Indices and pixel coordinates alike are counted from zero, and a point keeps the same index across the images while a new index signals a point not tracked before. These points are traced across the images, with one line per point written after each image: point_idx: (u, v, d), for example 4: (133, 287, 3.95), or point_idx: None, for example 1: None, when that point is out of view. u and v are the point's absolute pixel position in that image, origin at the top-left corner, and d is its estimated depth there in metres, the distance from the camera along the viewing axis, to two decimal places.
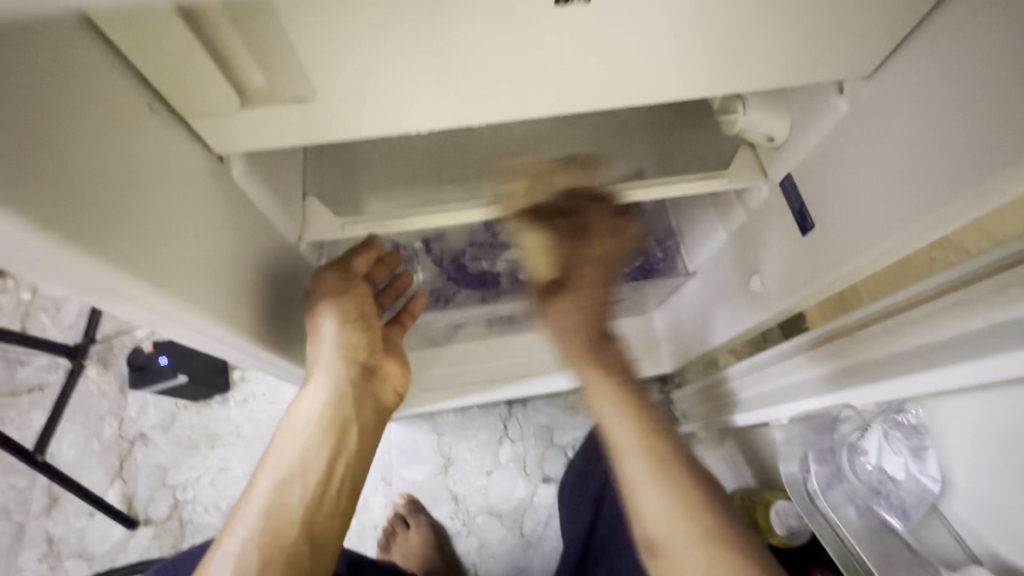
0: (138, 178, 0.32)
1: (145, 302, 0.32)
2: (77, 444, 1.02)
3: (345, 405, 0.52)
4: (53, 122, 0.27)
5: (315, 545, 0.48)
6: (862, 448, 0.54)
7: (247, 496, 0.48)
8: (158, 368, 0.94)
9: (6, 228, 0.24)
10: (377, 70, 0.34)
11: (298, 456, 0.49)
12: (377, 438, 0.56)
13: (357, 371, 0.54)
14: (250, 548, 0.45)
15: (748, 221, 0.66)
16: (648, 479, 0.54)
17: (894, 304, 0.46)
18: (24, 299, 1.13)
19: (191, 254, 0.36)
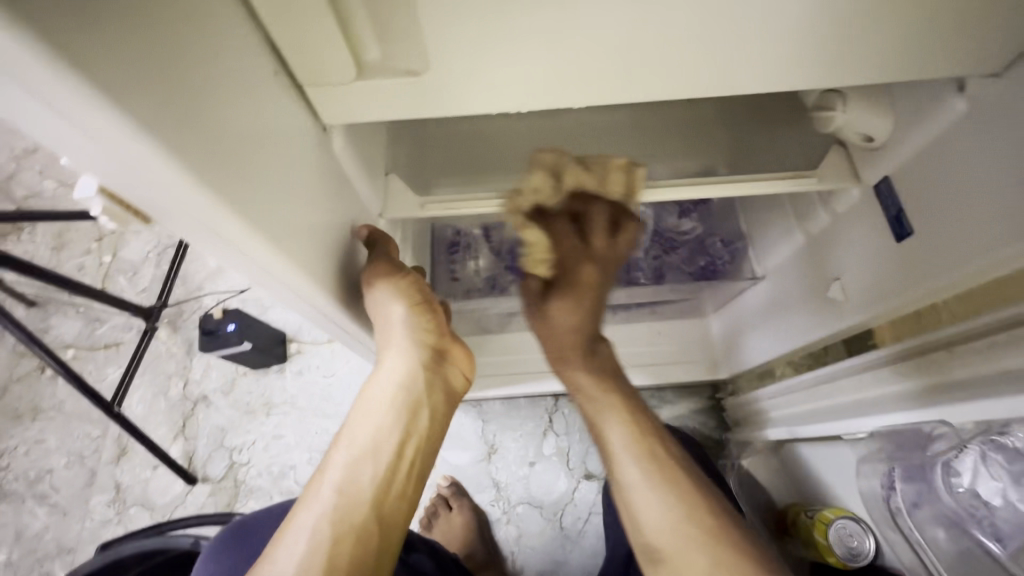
0: (261, 140, 0.34)
1: (246, 251, 0.33)
2: (146, 401, 1.08)
3: (416, 389, 0.51)
4: (198, 78, 0.28)
5: (384, 531, 0.47)
6: (954, 468, 0.46)
7: (321, 473, 0.48)
8: (226, 335, 0.97)
9: (156, 171, 0.26)
10: (489, 44, 0.34)
11: (370, 438, 0.49)
12: (447, 426, 0.54)
13: (428, 354, 0.53)
14: (323, 525, 0.45)
15: (832, 225, 0.63)
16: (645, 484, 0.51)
17: (978, 325, 0.43)
18: (105, 261, 1.21)
19: (296, 217, 0.38)
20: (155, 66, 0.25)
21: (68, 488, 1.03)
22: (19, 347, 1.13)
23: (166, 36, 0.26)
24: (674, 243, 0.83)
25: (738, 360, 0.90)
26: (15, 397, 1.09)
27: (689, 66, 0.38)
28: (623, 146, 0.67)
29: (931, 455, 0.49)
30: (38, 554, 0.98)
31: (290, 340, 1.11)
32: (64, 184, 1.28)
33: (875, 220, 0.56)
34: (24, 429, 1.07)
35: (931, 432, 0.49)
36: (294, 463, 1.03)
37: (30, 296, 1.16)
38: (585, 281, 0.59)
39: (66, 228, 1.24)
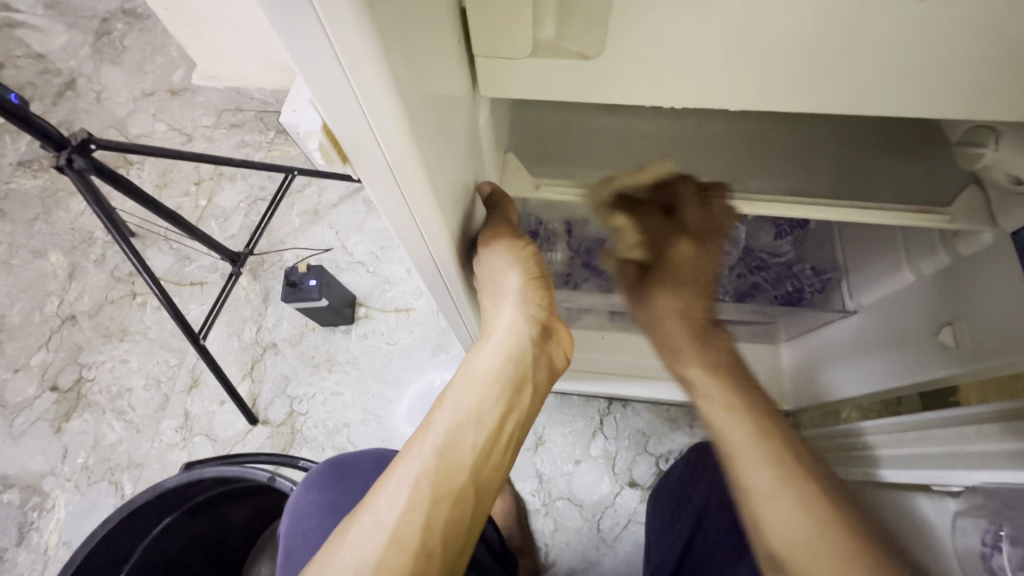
0: (448, 103, 0.35)
1: (413, 207, 0.35)
2: (221, 339, 1.15)
3: (519, 367, 0.58)
4: (430, 42, 0.30)
5: (477, 494, 0.55)
6: None
7: (424, 432, 0.56)
8: (307, 288, 1.01)
9: (385, 124, 0.27)
10: (664, 37, 0.35)
11: (473, 406, 0.56)
12: (542, 400, 0.62)
13: (534, 335, 0.60)
14: (425, 480, 0.52)
15: (951, 266, 0.61)
16: (779, 490, 0.51)
17: None
18: (201, 205, 1.29)
19: (454, 182, 0.40)
20: (407, 28, 0.26)
21: (144, 408, 1.10)
22: (117, 272, 1.22)
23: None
24: (763, 263, 0.84)
25: (803, 392, 0.89)
26: (108, 318, 1.18)
27: (848, 78, 0.38)
28: (737, 156, 0.65)
29: None
30: (110, 464, 1.06)
31: (359, 304, 1.15)
32: (173, 129, 1.37)
33: (1002, 269, 0.53)
34: (112, 347, 1.16)
35: None
36: (349, 421, 1.07)
37: (133, 227, 1.25)
38: (681, 265, 0.63)
39: (170, 169, 1.33)
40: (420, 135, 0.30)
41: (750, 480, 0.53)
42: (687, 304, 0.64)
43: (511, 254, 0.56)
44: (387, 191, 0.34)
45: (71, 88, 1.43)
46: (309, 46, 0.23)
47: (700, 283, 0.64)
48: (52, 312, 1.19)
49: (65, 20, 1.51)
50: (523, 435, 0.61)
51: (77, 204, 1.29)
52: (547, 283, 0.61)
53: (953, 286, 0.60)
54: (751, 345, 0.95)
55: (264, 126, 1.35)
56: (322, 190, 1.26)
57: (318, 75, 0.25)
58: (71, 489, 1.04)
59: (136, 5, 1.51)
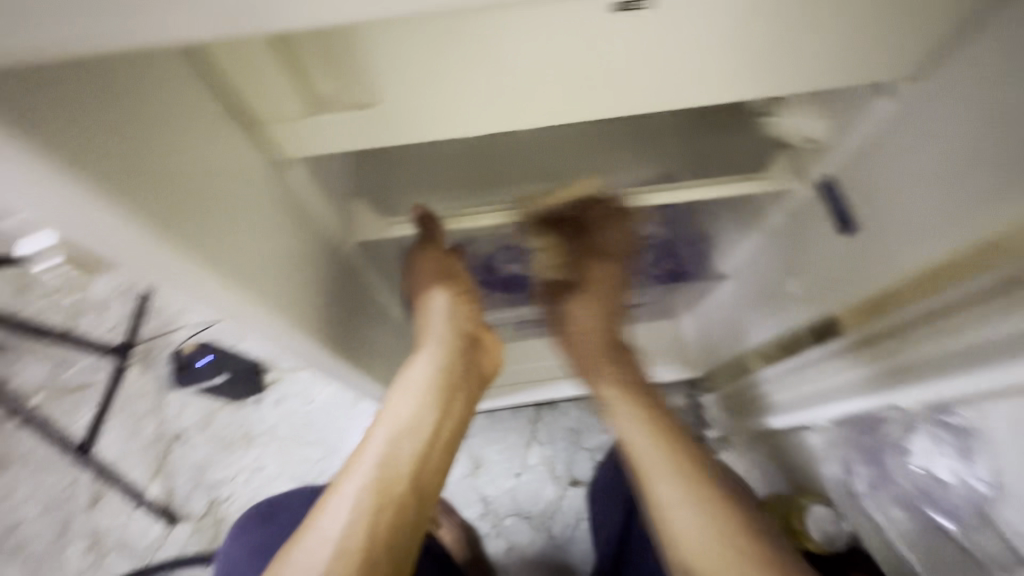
0: (221, 177, 0.36)
1: (204, 295, 0.33)
2: (120, 442, 1.06)
3: (452, 374, 0.62)
4: (168, 126, 0.31)
5: (418, 500, 0.57)
6: (919, 450, 0.52)
7: (366, 445, 0.58)
8: (199, 368, 0.95)
9: (119, 230, 0.26)
10: (436, 76, 0.36)
11: (410, 416, 0.58)
12: (473, 406, 0.66)
13: (461, 342, 0.64)
14: (366, 492, 0.54)
15: (786, 222, 0.66)
16: (684, 497, 0.55)
17: (946, 300, 0.45)
18: (71, 302, 1.18)
19: (261, 259, 0.39)
20: (112, 125, 0.26)
21: (42, 538, 0.99)
22: None
23: (125, 92, 0.28)
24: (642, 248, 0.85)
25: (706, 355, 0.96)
26: None
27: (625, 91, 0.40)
28: (584, 155, 0.68)
29: (895, 439, 0.54)
30: None
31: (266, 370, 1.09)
32: None
33: (821, 219, 0.59)
34: None
35: (890, 417, 0.56)
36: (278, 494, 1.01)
37: None
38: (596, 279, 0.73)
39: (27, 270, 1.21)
40: (170, 225, 0.29)
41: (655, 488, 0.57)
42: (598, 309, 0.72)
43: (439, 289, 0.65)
44: (165, 285, 0.31)
45: None
46: None
47: (611, 298, 0.73)
48: None
49: None
50: (460, 439, 0.64)
51: None
52: (469, 297, 0.67)
53: (791, 236, 0.66)
54: (653, 324, 1.00)
55: None
56: None
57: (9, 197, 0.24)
58: None
59: None
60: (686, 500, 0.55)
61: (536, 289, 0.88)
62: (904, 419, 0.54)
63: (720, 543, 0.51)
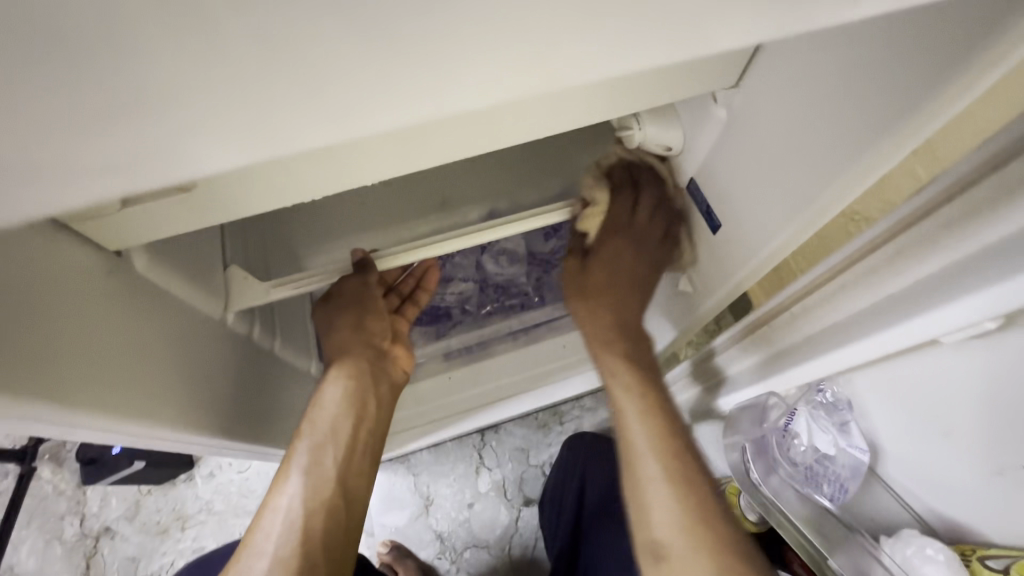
0: (48, 296, 0.34)
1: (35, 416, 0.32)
2: (39, 550, 0.97)
3: (363, 383, 0.63)
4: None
5: (347, 499, 0.60)
6: (795, 431, 0.58)
7: (290, 460, 0.58)
8: (113, 458, 0.89)
9: None
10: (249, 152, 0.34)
11: (327, 426, 0.59)
12: (391, 408, 0.67)
13: (369, 355, 0.65)
14: (297, 499, 0.56)
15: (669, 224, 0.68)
16: (663, 477, 0.55)
17: (812, 281, 0.47)
18: None
19: (108, 361, 0.37)
20: None
21: None
22: None
23: None
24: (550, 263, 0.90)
25: None
26: None
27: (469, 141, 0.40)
28: (469, 190, 0.70)
29: (771, 425, 0.60)
30: None
31: None
32: None
33: (695, 218, 0.62)
34: None
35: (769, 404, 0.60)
36: None
37: None
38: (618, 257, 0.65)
39: None
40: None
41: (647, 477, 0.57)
42: (600, 312, 0.65)
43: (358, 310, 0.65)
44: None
45: None
46: None
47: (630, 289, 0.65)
48: None
49: None
50: (381, 438, 0.65)
51: None
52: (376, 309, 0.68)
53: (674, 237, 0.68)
54: None
55: None
56: None
57: None
58: None
59: None
60: (669, 498, 0.54)
61: (455, 316, 0.94)
62: (778, 404, 0.59)
63: (689, 534, 0.52)
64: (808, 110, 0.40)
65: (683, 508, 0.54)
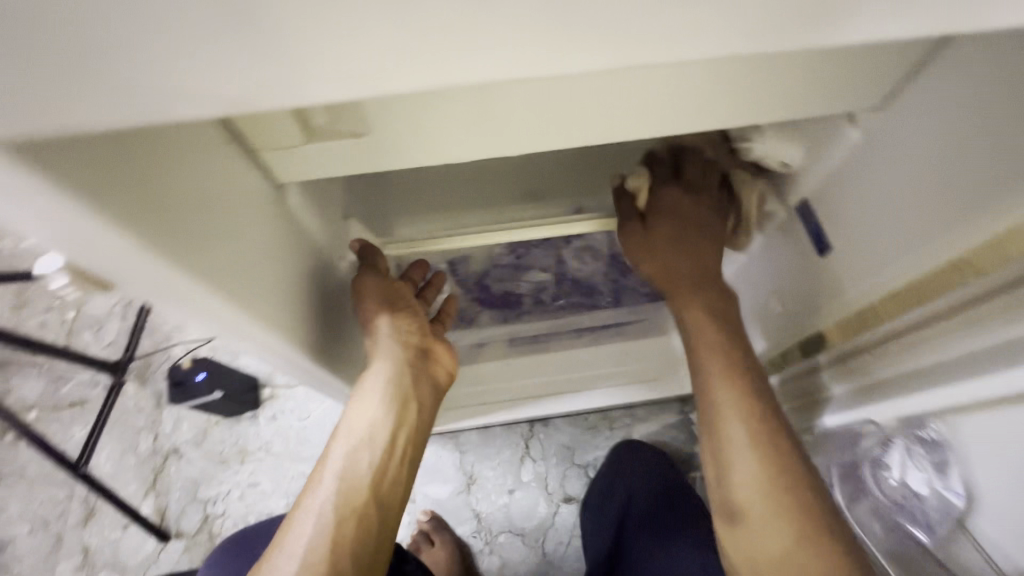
0: (226, 209, 0.38)
1: (208, 308, 0.35)
2: (116, 457, 1.06)
3: (403, 386, 0.56)
4: (183, 182, 0.33)
5: (382, 508, 0.53)
6: (887, 463, 0.58)
7: (324, 462, 0.53)
8: (195, 384, 0.96)
9: (135, 262, 0.29)
10: (419, 108, 0.38)
11: (366, 427, 0.53)
12: (433, 413, 0.60)
13: (412, 354, 0.58)
14: (328, 507, 0.49)
15: (767, 242, 0.67)
16: (751, 453, 0.53)
17: (932, 311, 0.46)
18: (69, 318, 1.19)
19: (258, 276, 0.41)
20: (134, 178, 0.29)
21: (34, 556, 1.00)
22: None
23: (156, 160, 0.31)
24: (629, 266, 0.89)
25: None
26: None
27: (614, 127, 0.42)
28: (570, 183, 0.71)
29: (867, 453, 0.61)
30: None
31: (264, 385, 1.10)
32: None
33: (800, 238, 0.61)
34: None
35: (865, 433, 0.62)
36: (271, 512, 1.02)
37: None
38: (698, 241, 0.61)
39: (27, 286, 1.22)
40: (187, 259, 0.32)
41: (733, 460, 0.54)
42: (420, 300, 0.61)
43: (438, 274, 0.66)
44: (180, 300, 0.33)
45: None
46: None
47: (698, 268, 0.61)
48: None
49: None
50: (423, 442, 0.59)
51: None
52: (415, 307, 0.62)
53: (770, 255, 0.67)
54: (645, 341, 1.02)
55: None
56: None
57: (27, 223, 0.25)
58: None
59: None
60: (760, 467, 0.53)
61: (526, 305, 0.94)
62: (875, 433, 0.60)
63: (781, 514, 0.50)
64: (970, 130, 0.39)
65: (768, 479, 0.52)
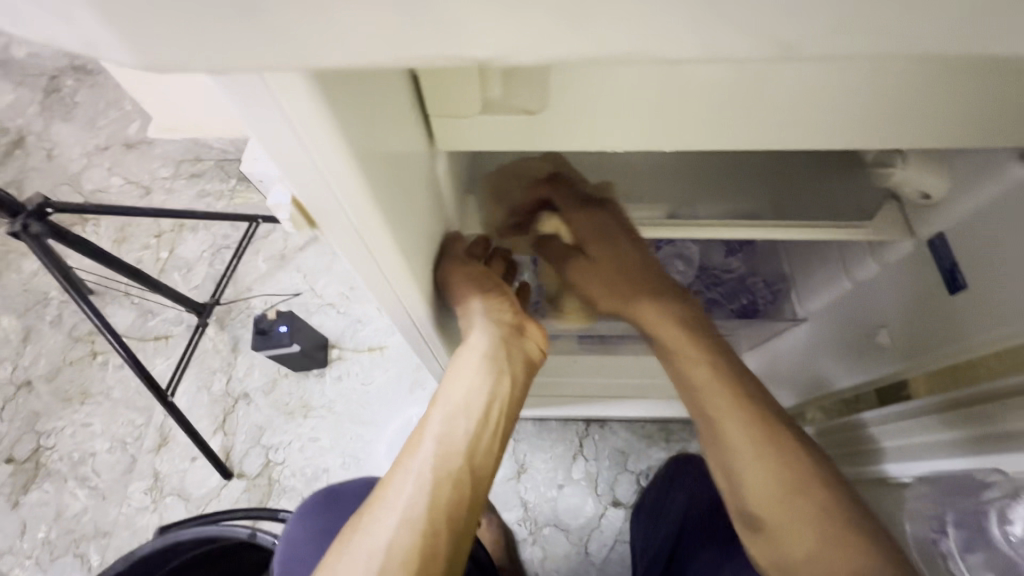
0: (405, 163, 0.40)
1: (375, 245, 0.37)
2: (190, 394, 1.13)
3: (499, 360, 0.54)
4: (387, 130, 0.35)
5: (477, 480, 0.51)
6: (1008, 517, 0.48)
7: (422, 426, 0.53)
8: (277, 335, 1.01)
9: (344, 190, 0.31)
10: (598, 91, 0.39)
11: (463, 396, 0.52)
12: (526, 391, 0.58)
13: (508, 326, 0.57)
14: (427, 469, 0.49)
15: (881, 273, 0.65)
16: (760, 462, 0.56)
17: None
18: (162, 257, 1.27)
19: (414, 230, 0.43)
20: (362, 119, 0.31)
21: (110, 472, 1.07)
22: (75, 332, 1.19)
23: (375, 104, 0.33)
24: (717, 279, 0.88)
25: (770, 401, 0.92)
26: (67, 381, 1.15)
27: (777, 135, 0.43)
28: (682, 186, 0.69)
29: (985, 502, 0.51)
30: (75, 535, 1.02)
31: (332, 346, 1.14)
32: (130, 182, 1.35)
33: (925, 273, 0.59)
34: (73, 411, 1.12)
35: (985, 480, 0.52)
36: (327, 468, 1.06)
37: (91, 284, 1.22)
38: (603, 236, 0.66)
39: (128, 222, 1.31)
40: (379, 200, 0.34)
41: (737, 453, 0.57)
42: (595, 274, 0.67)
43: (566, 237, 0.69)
44: (353, 233, 0.36)
45: (20, 146, 1.41)
46: (265, 117, 0.26)
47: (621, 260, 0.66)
48: (6, 379, 1.15)
49: (12, 79, 1.49)
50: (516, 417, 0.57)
51: (29, 264, 1.26)
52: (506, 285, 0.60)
53: (885, 286, 0.65)
54: None
55: (224, 175, 1.34)
56: (287, 234, 1.25)
57: (277, 138, 0.28)
58: (33, 566, 1.00)
59: (85, 61, 1.50)
60: (777, 477, 0.55)
61: None
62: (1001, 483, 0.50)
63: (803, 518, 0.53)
64: None
65: (787, 489, 0.55)
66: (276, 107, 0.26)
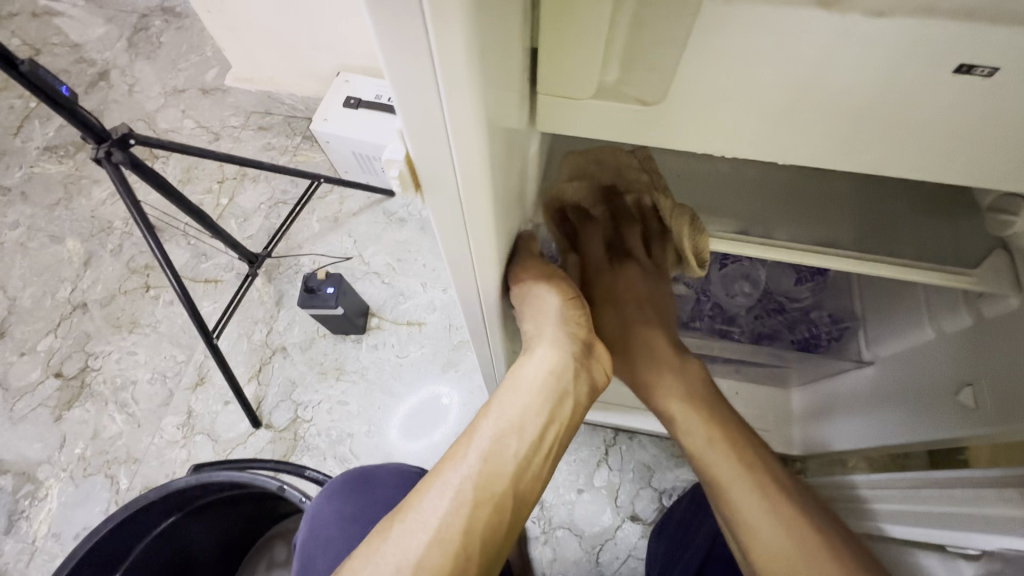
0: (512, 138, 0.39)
1: (478, 217, 0.36)
2: (232, 339, 1.15)
3: (563, 381, 0.53)
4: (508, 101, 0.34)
5: (517, 503, 0.50)
6: None
7: (469, 437, 0.51)
8: (324, 296, 1.02)
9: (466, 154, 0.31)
10: (726, 90, 0.37)
11: (519, 413, 0.51)
12: (583, 417, 0.56)
13: (576, 347, 0.55)
14: (468, 484, 0.47)
15: (974, 327, 0.61)
16: (765, 509, 0.52)
17: None
18: (222, 204, 1.30)
19: (507, 206, 0.42)
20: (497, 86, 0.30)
21: (148, 402, 1.11)
22: (133, 263, 1.23)
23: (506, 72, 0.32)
24: (781, 307, 0.85)
25: (813, 440, 0.89)
26: (119, 308, 1.19)
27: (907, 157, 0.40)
28: (771, 203, 0.65)
29: None
30: (107, 457, 1.06)
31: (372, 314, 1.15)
32: (201, 126, 1.38)
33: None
34: (121, 338, 1.16)
35: None
36: (351, 433, 1.06)
37: (153, 220, 1.26)
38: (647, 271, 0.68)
39: (194, 165, 1.34)
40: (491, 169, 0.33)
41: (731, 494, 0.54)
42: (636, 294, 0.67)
43: (602, 270, 0.68)
44: (463, 204, 0.35)
45: (105, 79, 1.46)
46: (409, 71, 0.26)
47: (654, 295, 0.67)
48: (64, 298, 1.20)
49: (105, 14, 1.55)
50: (567, 444, 0.55)
51: (99, 192, 1.31)
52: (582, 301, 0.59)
53: (975, 342, 0.60)
54: (761, 387, 0.96)
55: (291, 131, 1.36)
56: (343, 198, 1.26)
57: (413, 93, 0.27)
58: (66, 479, 1.05)
59: (176, 4, 1.54)
60: (773, 518, 0.52)
61: None
62: None
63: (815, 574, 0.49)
64: None
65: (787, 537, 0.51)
66: (431, 67, 0.25)
